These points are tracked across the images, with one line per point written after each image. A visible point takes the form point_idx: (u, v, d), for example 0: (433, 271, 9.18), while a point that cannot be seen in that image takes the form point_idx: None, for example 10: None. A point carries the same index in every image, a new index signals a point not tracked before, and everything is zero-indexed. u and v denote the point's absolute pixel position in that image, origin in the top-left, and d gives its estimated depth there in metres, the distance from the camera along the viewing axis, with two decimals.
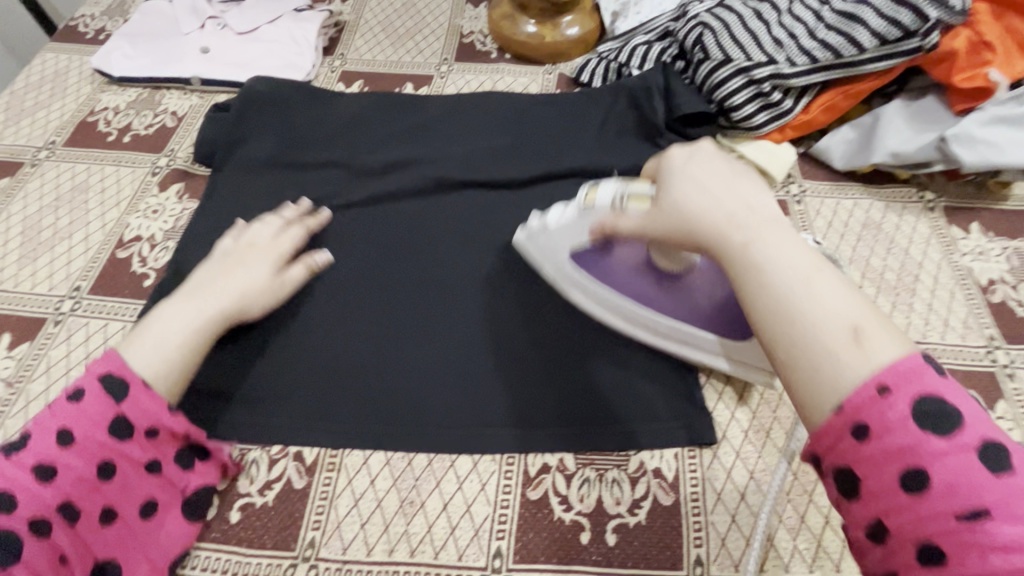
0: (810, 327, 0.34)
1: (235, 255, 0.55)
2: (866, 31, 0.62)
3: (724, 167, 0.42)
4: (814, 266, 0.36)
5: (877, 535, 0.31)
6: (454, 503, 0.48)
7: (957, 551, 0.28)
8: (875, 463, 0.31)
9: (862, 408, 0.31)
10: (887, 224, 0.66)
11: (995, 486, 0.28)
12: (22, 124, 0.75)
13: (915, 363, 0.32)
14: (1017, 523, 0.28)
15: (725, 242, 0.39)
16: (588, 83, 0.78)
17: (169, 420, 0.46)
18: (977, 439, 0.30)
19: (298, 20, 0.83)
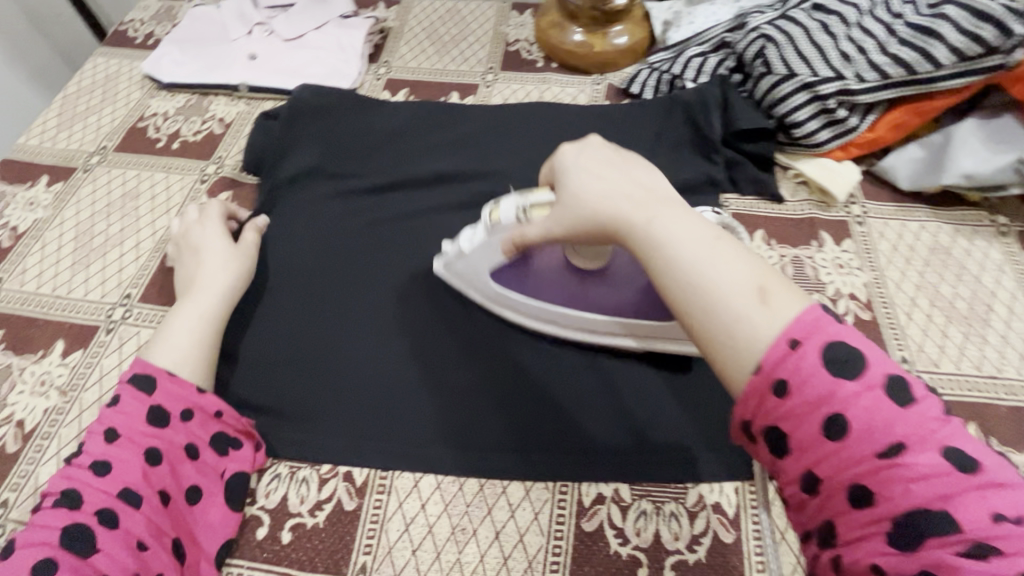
0: (720, 293, 0.33)
1: (184, 247, 0.59)
2: (944, 47, 0.59)
3: (615, 155, 0.41)
4: (714, 235, 0.35)
5: (808, 487, 0.30)
6: (507, 532, 0.47)
7: (885, 486, 0.28)
8: (797, 417, 0.30)
9: (775, 366, 0.30)
10: (956, 249, 0.63)
11: (905, 420, 0.28)
12: (73, 129, 0.76)
13: (816, 313, 0.31)
14: (930, 451, 0.28)
15: (628, 225, 0.37)
16: (639, 94, 0.76)
17: (200, 400, 0.48)
18: (881, 375, 0.29)
19: (344, 26, 0.82)
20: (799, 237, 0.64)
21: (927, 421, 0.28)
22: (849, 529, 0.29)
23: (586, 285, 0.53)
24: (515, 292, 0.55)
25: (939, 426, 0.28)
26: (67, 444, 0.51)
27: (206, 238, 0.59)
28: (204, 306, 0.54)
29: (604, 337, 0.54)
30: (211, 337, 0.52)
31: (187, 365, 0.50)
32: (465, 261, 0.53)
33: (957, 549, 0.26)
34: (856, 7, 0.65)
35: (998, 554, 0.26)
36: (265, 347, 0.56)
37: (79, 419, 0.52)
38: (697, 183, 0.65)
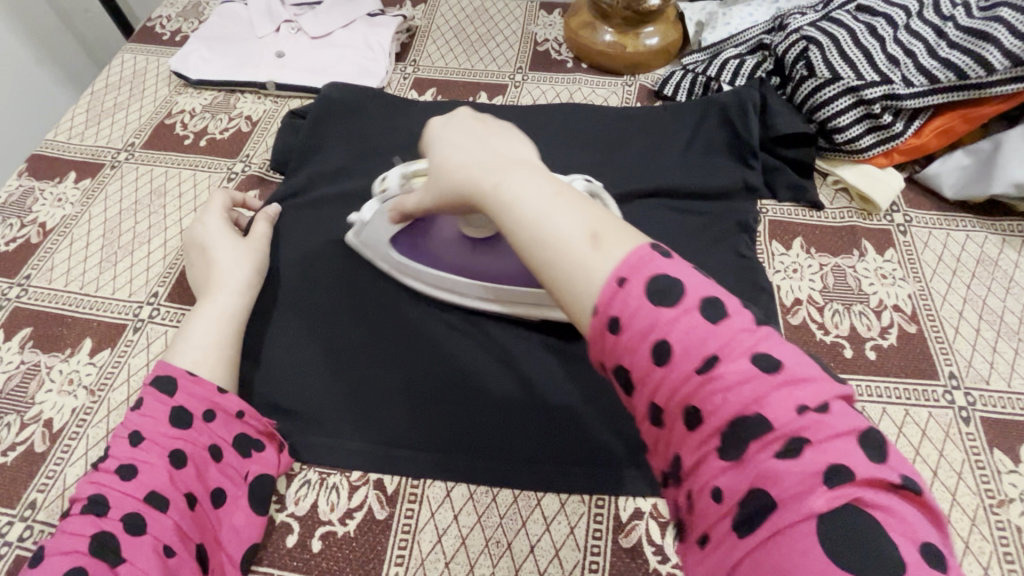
0: (559, 244, 0.34)
1: (194, 246, 0.58)
2: (998, 51, 0.57)
3: (478, 127, 0.44)
4: (552, 189, 0.36)
5: (656, 421, 0.31)
6: (542, 546, 0.45)
7: (708, 402, 0.29)
8: (631, 349, 0.31)
9: (608, 305, 0.32)
10: (1005, 260, 0.60)
11: (718, 335, 0.30)
12: (101, 125, 0.75)
13: (641, 252, 0.32)
14: (741, 360, 0.29)
15: (479, 189, 0.38)
16: (672, 96, 0.74)
17: (222, 401, 0.48)
18: (699, 298, 0.31)
19: (373, 25, 0.81)
20: (839, 245, 0.62)
21: (738, 334, 0.30)
22: (691, 455, 0.30)
23: (476, 253, 0.56)
24: (414, 260, 0.57)
25: (747, 336, 0.30)
26: (95, 446, 0.50)
27: (217, 238, 0.58)
28: (225, 306, 0.53)
29: (497, 305, 0.57)
30: (231, 339, 0.52)
31: (209, 367, 0.49)
32: (367, 228, 0.56)
33: (773, 448, 0.27)
34: (905, 10, 0.63)
35: (806, 445, 0.27)
36: (297, 352, 0.55)
37: (107, 419, 0.52)
38: (734, 189, 0.64)
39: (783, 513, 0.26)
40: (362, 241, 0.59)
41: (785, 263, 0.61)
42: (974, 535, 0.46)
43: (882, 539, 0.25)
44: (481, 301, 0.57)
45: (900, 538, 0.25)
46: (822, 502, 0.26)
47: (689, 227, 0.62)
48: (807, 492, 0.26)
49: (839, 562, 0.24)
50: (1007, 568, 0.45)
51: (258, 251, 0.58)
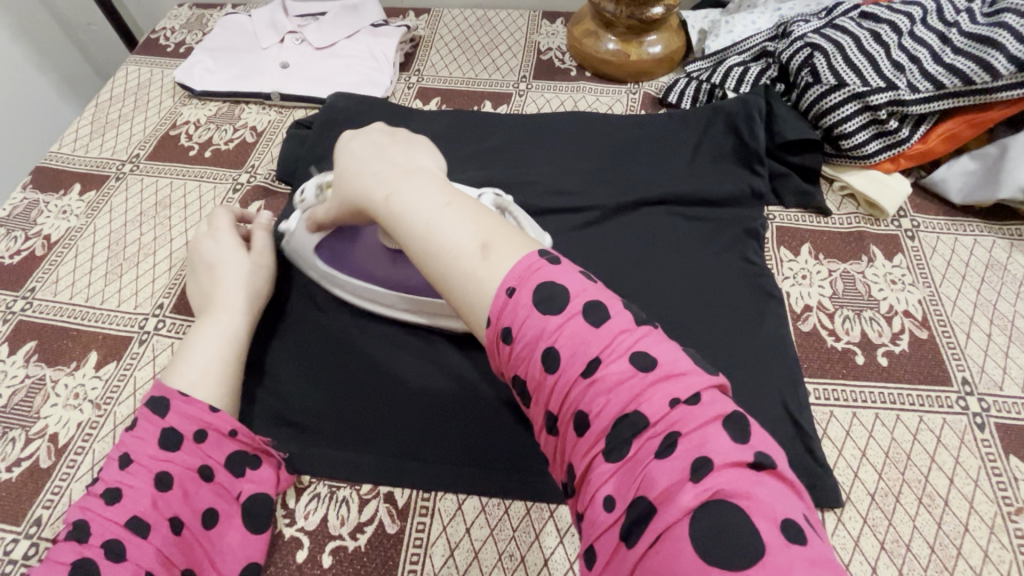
0: (452, 255, 0.38)
1: (199, 263, 0.57)
2: (1003, 57, 0.57)
3: (383, 140, 0.48)
4: (445, 202, 0.40)
5: (554, 429, 0.34)
6: (556, 559, 0.45)
7: (592, 405, 0.32)
8: (523, 358, 0.35)
9: (499, 316, 0.36)
10: (1014, 264, 0.60)
11: (600, 339, 0.33)
12: (107, 136, 0.75)
13: (526, 261, 0.36)
14: (619, 361, 0.32)
15: (380, 206, 0.43)
16: (677, 104, 0.74)
17: (213, 420, 0.47)
18: (582, 304, 0.34)
19: (376, 35, 0.82)
20: (848, 251, 0.62)
21: (616, 336, 0.33)
22: (581, 460, 0.32)
23: (399, 264, 0.55)
24: (339, 268, 0.57)
25: (627, 337, 0.33)
26: (101, 460, 0.50)
27: (223, 254, 0.57)
28: (228, 323, 0.53)
29: (427, 317, 0.55)
30: (234, 356, 0.51)
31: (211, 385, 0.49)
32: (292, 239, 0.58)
33: (647, 443, 0.30)
34: (908, 15, 0.63)
35: (676, 440, 0.30)
36: (306, 363, 0.55)
37: (113, 433, 0.51)
38: (741, 195, 0.64)
39: (660, 513, 0.28)
40: (292, 247, 0.58)
41: (794, 269, 0.61)
42: (993, 544, 0.45)
43: (746, 526, 0.27)
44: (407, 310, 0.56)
45: (763, 521, 0.27)
46: (689, 496, 0.28)
47: (697, 233, 0.62)
48: (679, 488, 0.28)
49: (704, 552, 0.26)
50: None
51: (263, 265, 0.57)
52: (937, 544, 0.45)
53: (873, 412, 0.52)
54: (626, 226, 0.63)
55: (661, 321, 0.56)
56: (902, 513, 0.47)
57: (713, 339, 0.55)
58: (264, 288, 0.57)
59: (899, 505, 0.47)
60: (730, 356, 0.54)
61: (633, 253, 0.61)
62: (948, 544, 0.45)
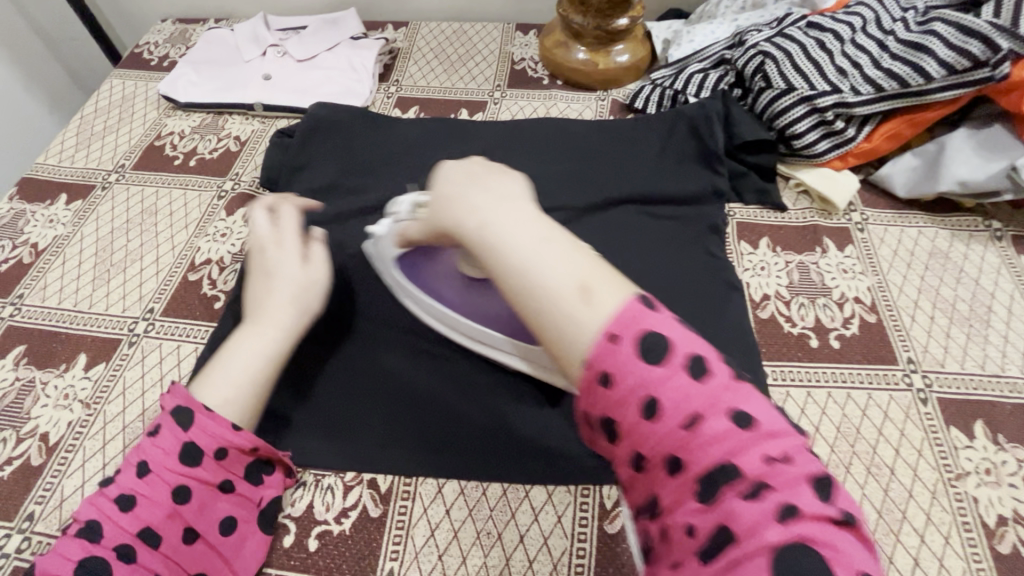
0: (550, 294, 0.36)
1: (258, 268, 0.54)
2: (934, 61, 0.62)
3: (475, 166, 0.44)
4: (542, 238, 0.38)
5: (637, 468, 0.33)
6: (531, 536, 0.47)
7: (690, 453, 0.31)
8: (619, 403, 0.33)
9: (599, 360, 0.34)
10: (954, 253, 0.65)
11: (703, 394, 0.32)
12: (93, 147, 0.77)
13: (629, 308, 0.34)
14: (721, 416, 0.31)
15: (472, 238, 0.40)
16: (643, 109, 0.78)
17: (236, 439, 0.46)
18: (684, 355, 0.33)
19: (356, 48, 0.85)
20: (803, 244, 0.66)
21: (718, 390, 0.32)
22: (667, 498, 0.31)
23: (475, 293, 0.52)
24: (411, 282, 0.55)
25: (729, 393, 0.32)
26: (91, 458, 0.51)
27: (284, 261, 0.53)
28: (264, 341, 0.49)
29: (490, 350, 0.54)
30: (266, 374, 0.49)
31: (239, 402, 0.47)
32: (377, 245, 0.56)
33: (741, 493, 0.29)
34: (850, 24, 0.68)
35: (767, 489, 0.29)
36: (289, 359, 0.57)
37: (103, 431, 0.53)
38: (702, 194, 0.68)
39: (740, 546, 0.28)
40: (376, 251, 0.57)
41: (753, 261, 0.65)
42: (935, 507, 0.49)
43: None
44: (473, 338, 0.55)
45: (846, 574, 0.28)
46: (776, 535, 0.28)
47: (664, 230, 0.66)
48: (763, 525, 0.28)
49: None
50: (966, 537, 0.48)
51: (318, 280, 0.54)
52: (884, 510, 0.49)
53: (826, 391, 0.56)
54: (597, 225, 0.67)
55: None
56: (852, 482, 0.51)
57: None
58: (317, 305, 0.53)
59: (849, 476, 0.51)
60: None
61: (604, 249, 0.64)
62: (894, 509, 0.49)
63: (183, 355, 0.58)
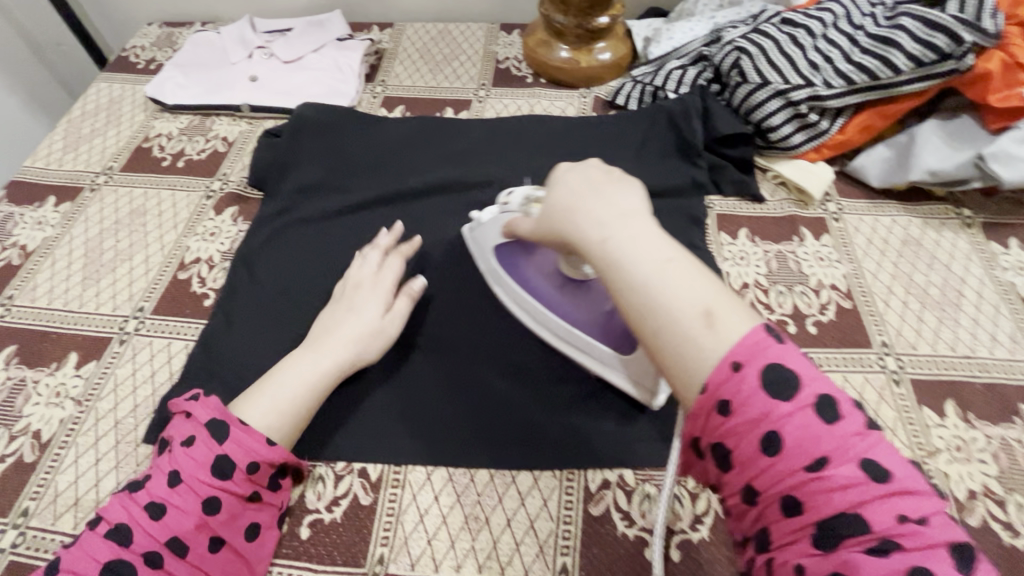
0: (672, 315, 0.35)
1: (345, 298, 0.57)
2: (902, 54, 0.64)
3: (598, 175, 0.44)
4: (666, 257, 0.37)
5: (749, 499, 0.33)
6: (518, 519, 0.49)
7: (811, 496, 0.31)
8: (737, 434, 0.33)
9: (718, 388, 0.33)
10: (926, 240, 0.67)
11: (832, 437, 0.31)
12: (80, 150, 0.78)
13: (756, 337, 0.34)
14: (849, 463, 0.31)
15: (592, 250, 0.40)
16: (624, 106, 0.80)
17: (269, 453, 0.46)
18: (813, 396, 0.32)
19: (342, 49, 0.86)
20: (781, 233, 0.68)
21: (848, 436, 0.31)
22: (781, 534, 0.32)
23: (566, 290, 0.53)
24: (506, 269, 0.57)
25: (860, 441, 0.31)
26: (83, 454, 0.52)
27: (364, 302, 0.57)
28: (312, 370, 0.52)
29: (571, 348, 0.54)
30: (308, 407, 0.50)
31: (280, 429, 0.48)
32: (480, 230, 0.59)
33: (865, 546, 0.29)
34: (821, 20, 0.70)
35: (895, 547, 0.29)
36: (276, 353, 0.58)
37: (96, 428, 0.54)
38: (682, 187, 0.69)
39: None
40: (476, 238, 0.60)
41: (732, 251, 0.67)
42: None
43: None
44: (550, 332, 0.55)
45: None
46: None
47: None
48: None
49: None
50: None
51: (386, 330, 0.56)
52: None
53: None
54: None
55: None
56: None
57: None
58: (371, 357, 0.55)
59: None
60: None
61: None
62: None
63: (174, 352, 0.59)
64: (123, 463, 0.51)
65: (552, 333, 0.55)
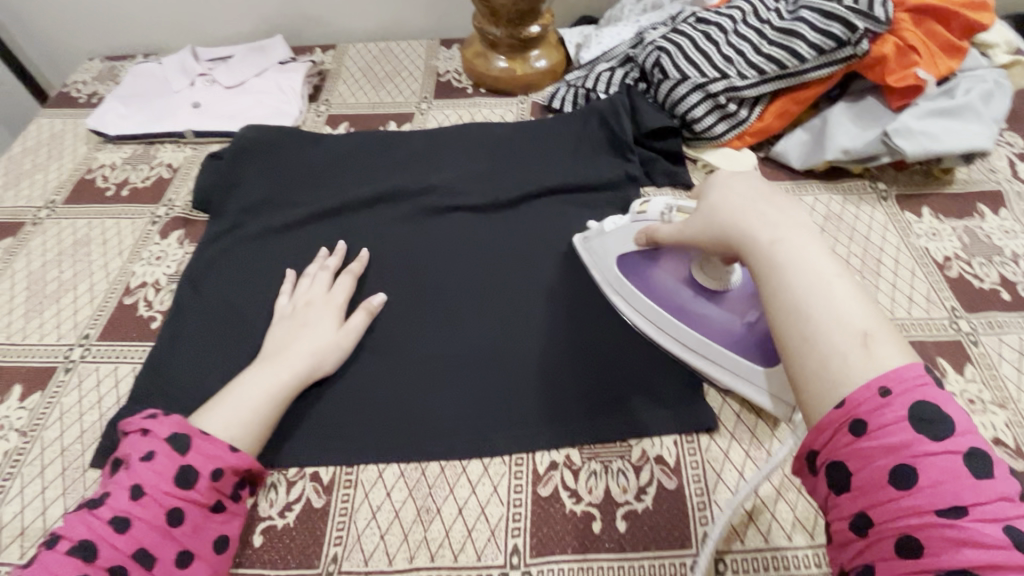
0: (826, 330, 0.36)
1: (299, 316, 0.59)
2: (805, 44, 0.70)
3: (770, 191, 0.44)
4: (833, 277, 0.38)
5: (859, 528, 0.31)
6: (469, 507, 0.50)
7: (934, 539, 0.29)
8: (868, 456, 0.32)
9: (862, 404, 0.33)
10: (846, 215, 0.71)
11: (975, 489, 0.29)
12: (21, 186, 0.78)
13: (918, 369, 0.33)
14: (991, 521, 0.28)
15: (756, 253, 0.41)
16: (560, 109, 0.83)
17: (232, 459, 0.47)
18: (964, 447, 0.30)
19: (283, 71, 0.88)
20: None
21: (995, 497, 0.29)
22: (890, 575, 0.30)
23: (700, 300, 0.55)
24: (632, 279, 0.59)
25: (1006, 506, 0.29)
26: (28, 485, 0.52)
27: (318, 318, 0.59)
28: (266, 380, 0.52)
29: (698, 358, 0.55)
30: (268, 418, 0.51)
31: (241, 440, 0.49)
32: (602, 239, 0.61)
33: None
34: (731, 17, 0.75)
35: None
36: (225, 369, 0.58)
37: (42, 457, 0.53)
38: (616, 180, 0.72)
39: None
40: (593, 248, 0.62)
41: None
42: None
43: None
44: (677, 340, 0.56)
45: None
46: None
47: (584, 217, 0.70)
48: None
49: None
50: None
51: (345, 339, 0.58)
52: None
53: None
54: (521, 217, 0.70)
55: (543, 293, 0.63)
56: (762, 426, 0.53)
57: (591, 297, 0.62)
58: (328, 370, 0.56)
59: (760, 420, 0.54)
60: (609, 311, 0.61)
61: (530, 238, 0.68)
62: None
63: (121, 376, 0.59)
64: (70, 489, 0.51)
65: (677, 341, 0.56)
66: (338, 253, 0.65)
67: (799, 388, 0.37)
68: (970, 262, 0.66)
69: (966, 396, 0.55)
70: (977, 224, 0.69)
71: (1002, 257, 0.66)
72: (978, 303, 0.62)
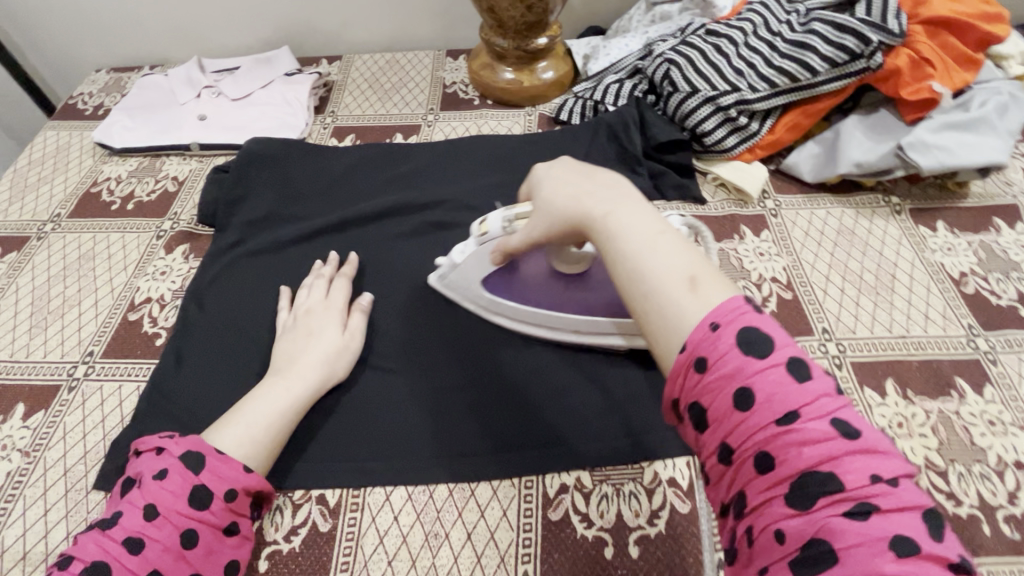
0: (658, 280, 0.36)
1: (301, 326, 0.58)
2: (818, 57, 0.69)
3: (585, 168, 0.46)
4: (657, 232, 0.39)
5: (723, 459, 0.32)
6: (478, 531, 0.49)
7: (781, 452, 0.29)
8: (712, 389, 0.32)
9: (696, 346, 0.33)
10: (859, 229, 0.70)
11: (802, 393, 0.30)
12: (26, 200, 0.77)
13: (737, 302, 0.33)
14: (820, 419, 0.30)
15: (595, 222, 0.41)
16: (567, 121, 0.83)
17: (247, 481, 0.46)
18: (786, 355, 0.31)
19: (290, 83, 0.88)
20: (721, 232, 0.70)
21: (821, 395, 0.30)
22: (755, 495, 0.30)
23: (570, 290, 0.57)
24: (504, 298, 0.59)
25: (829, 399, 0.30)
26: (28, 507, 0.51)
27: (323, 326, 0.58)
28: (272, 400, 0.51)
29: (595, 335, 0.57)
30: (280, 433, 0.50)
31: (255, 460, 0.48)
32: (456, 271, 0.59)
33: (842, 507, 0.28)
34: (742, 30, 0.75)
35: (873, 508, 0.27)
36: (229, 387, 0.57)
37: (44, 478, 0.53)
38: None
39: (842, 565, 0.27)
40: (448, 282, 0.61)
41: None
42: None
43: None
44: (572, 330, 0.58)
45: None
46: (887, 562, 0.26)
47: None
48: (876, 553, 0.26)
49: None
50: None
51: (352, 355, 0.57)
52: None
53: None
54: None
55: None
56: None
57: None
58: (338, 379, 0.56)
59: None
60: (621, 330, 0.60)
61: None
62: None
63: (125, 394, 0.58)
64: (72, 511, 0.50)
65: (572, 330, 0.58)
66: (336, 265, 0.64)
67: (651, 348, 0.36)
68: (987, 278, 0.64)
69: (986, 417, 0.54)
70: (993, 238, 0.68)
71: (1019, 273, 0.64)
72: (996, 321, 0.61)
